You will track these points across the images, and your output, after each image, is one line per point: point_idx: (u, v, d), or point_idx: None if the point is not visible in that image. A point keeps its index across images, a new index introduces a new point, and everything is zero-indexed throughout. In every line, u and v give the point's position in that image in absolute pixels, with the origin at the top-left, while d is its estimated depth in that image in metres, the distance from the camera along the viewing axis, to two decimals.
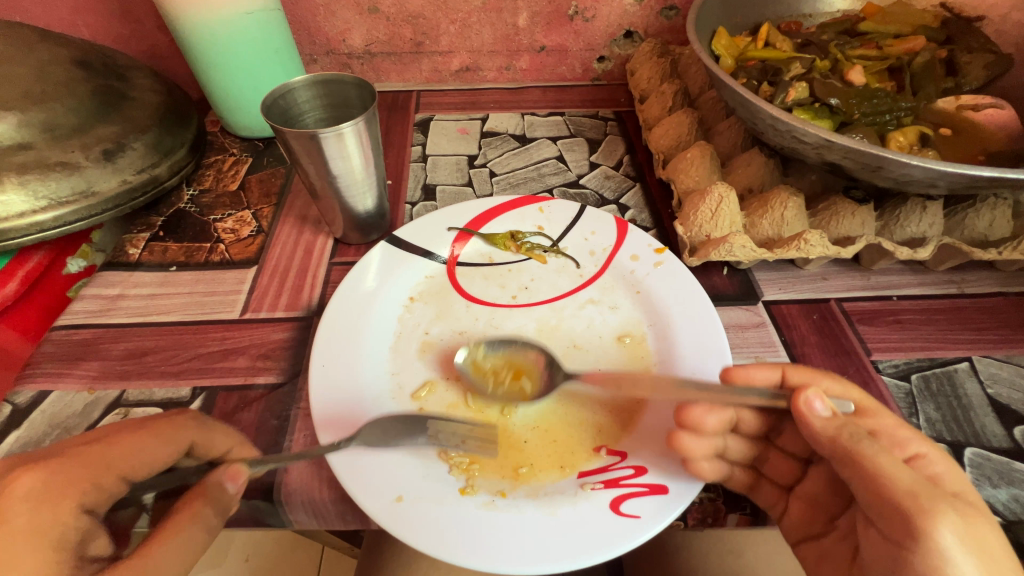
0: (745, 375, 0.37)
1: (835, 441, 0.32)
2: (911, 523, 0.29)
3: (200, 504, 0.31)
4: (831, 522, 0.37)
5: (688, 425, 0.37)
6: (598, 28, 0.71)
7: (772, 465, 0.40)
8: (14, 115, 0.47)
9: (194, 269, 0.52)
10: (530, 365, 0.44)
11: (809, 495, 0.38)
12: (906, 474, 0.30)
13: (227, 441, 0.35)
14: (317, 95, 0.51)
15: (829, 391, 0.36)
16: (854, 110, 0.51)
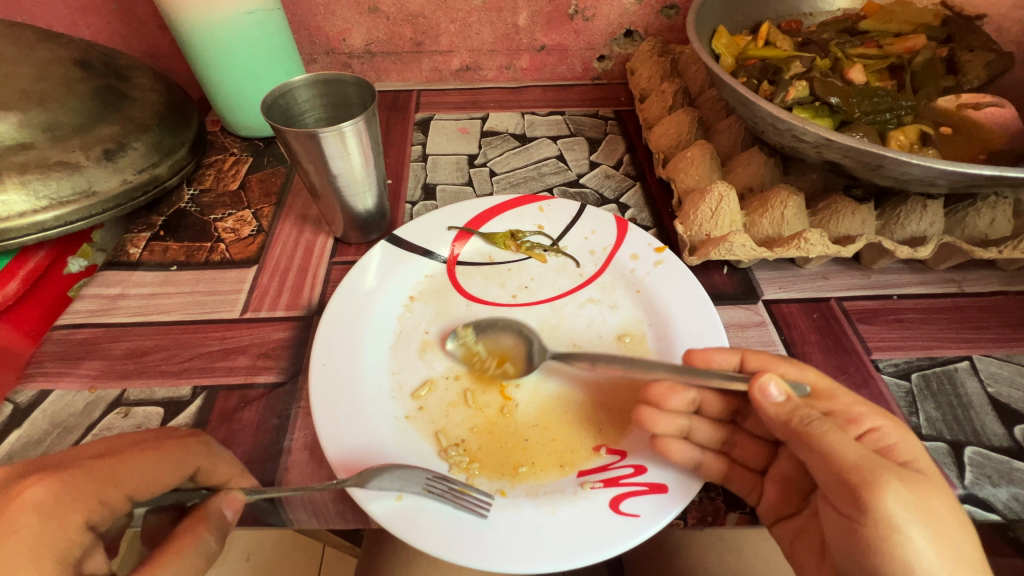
0: (704, 357, 0.38)
1: (786, 425, 0.32)
2: (858, 498, 0.29)
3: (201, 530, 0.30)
4: (806, 500, 0.36)
5: (650, 401, 0.39)
6: (598, 28, 0.71)
7: (741, 449, 0.39)
8: (15, 116, 0.48)
9: (195, 268, 0.53)
10: (513, 349, 0.45)
11: (783, 475, 0.37)
12: (853, 448, 0.30)
13: (229, 470, 0.34)
14: (317, 94, 0.51)
15: (786, 374, 0.37)
16: (854, 108, 0.51)
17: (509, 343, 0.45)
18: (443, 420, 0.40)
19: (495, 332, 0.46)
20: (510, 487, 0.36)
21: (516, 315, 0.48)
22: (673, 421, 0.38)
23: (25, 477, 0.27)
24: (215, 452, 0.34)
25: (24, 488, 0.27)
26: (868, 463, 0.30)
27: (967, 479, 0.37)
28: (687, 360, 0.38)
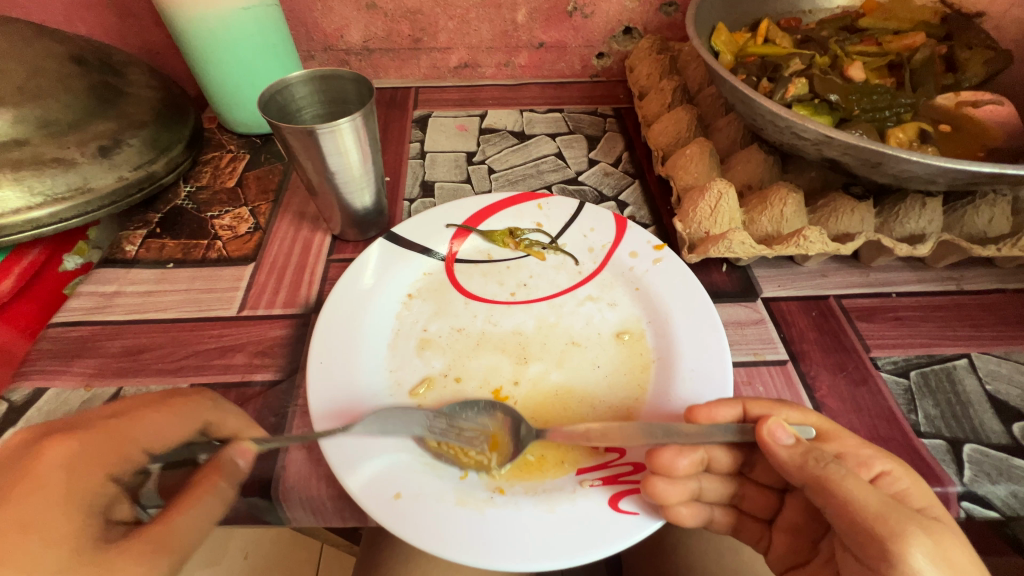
0: (707, 415, 0.36)
1: (802, 469, 0.32)
2: (884, 549, 0.29)
3: (216, 479, 0.33)
4: (815, 548, 0.37)
5: (659, 470, 0.35)
6: (597, 25, 0.71)
7: (750, 501, 0.40)
8: (9, 111, 0.47)
9: (191, 266, 0.52)
10: (494, 425, 0.39)
11: (790, 526, 0.39)
12: (873, 495, 0.30)
13: (238, 421, 0.36)
14: (315, 90, 0.50)
15: (789, 419, 0.36)
16: (853, 105, 0.50)
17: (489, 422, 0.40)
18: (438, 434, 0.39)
19: (473, 412, 0.40)
20: (507, 486, 0.36)
21: (516, 312, 0.48)
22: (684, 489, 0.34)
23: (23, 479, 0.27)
24: (222, 405, 0.36)
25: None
26: (888, 511, 0.30)
27: (966, 477, 0.37)
28: (691, 418, 0.36)
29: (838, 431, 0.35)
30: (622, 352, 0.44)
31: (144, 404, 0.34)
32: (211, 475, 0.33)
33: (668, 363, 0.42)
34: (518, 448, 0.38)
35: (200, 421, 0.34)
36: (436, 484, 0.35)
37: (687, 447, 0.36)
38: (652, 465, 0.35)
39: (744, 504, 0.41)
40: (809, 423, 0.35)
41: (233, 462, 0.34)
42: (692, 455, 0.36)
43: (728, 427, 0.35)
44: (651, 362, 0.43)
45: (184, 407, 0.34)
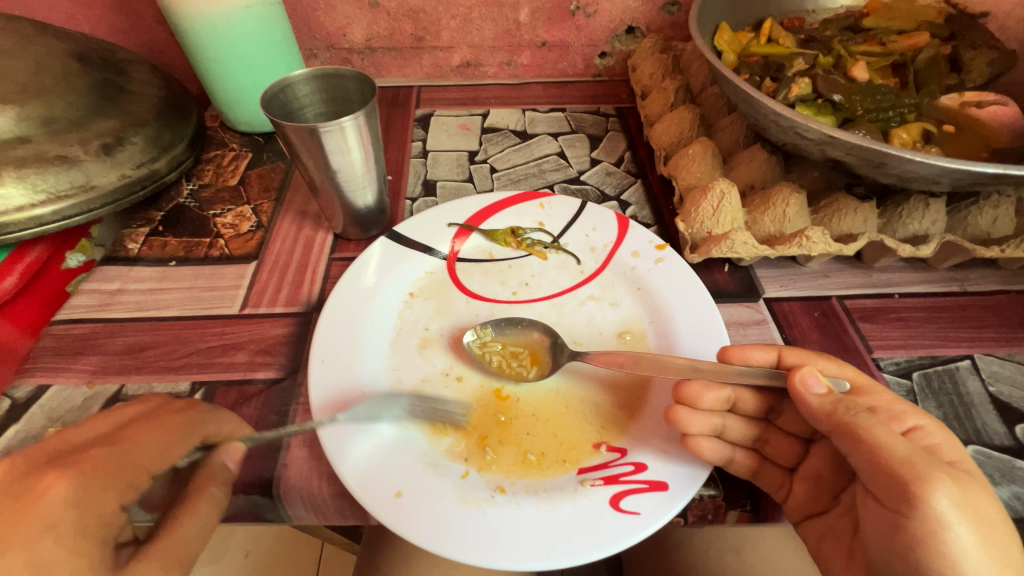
0: (741, 355, 0.38)
1: (832, 416, 0.32)
2: (907, 492, 0.29)
3: (211, 487, 0.33)
4: (836, 499, 0.36)
5: (684, 401, 0.38)
6: (599, 24, 0.71)
7: (774, 446, 0.39)
8: (12, 109, 0.47)
9: (194, 264, 0.52)
10: (534, 343, 0.45)
11: (813, 473, 0.37)
12: (901, 443, 0.30)
13: (233, 426, 0.36)
14: (317, 89, 0.50)
15: (826, 370, 0.37)
16: (857, 106, 0.50)
17: (529, 339, 0.45)
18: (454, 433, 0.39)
19: (515, 329, 0.45)
20: (509, 484, 0.36)
21: (517, 311, 0.48)
22: (708, 420, 0.37)
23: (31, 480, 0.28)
24: (217, 414, 0.35)
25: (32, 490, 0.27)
26: (916, 458, 0.30)
27: None
28: (724, 354, 0.39)
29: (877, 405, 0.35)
30: None
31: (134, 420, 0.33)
32: (208, 483, 0.33)
33: None
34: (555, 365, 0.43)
35: (201, 434, 0.34)
36: (438, 483, 0.35)
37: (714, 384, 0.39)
38: (678, 396, 0.38)
39: (767, 448, 0.39)
40: (844, 376, 0.36)
41: (226, 466, 0.34)
42: (718, 392, 0.39)
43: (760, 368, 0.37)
44: None
45: (178, 420, 0.33)
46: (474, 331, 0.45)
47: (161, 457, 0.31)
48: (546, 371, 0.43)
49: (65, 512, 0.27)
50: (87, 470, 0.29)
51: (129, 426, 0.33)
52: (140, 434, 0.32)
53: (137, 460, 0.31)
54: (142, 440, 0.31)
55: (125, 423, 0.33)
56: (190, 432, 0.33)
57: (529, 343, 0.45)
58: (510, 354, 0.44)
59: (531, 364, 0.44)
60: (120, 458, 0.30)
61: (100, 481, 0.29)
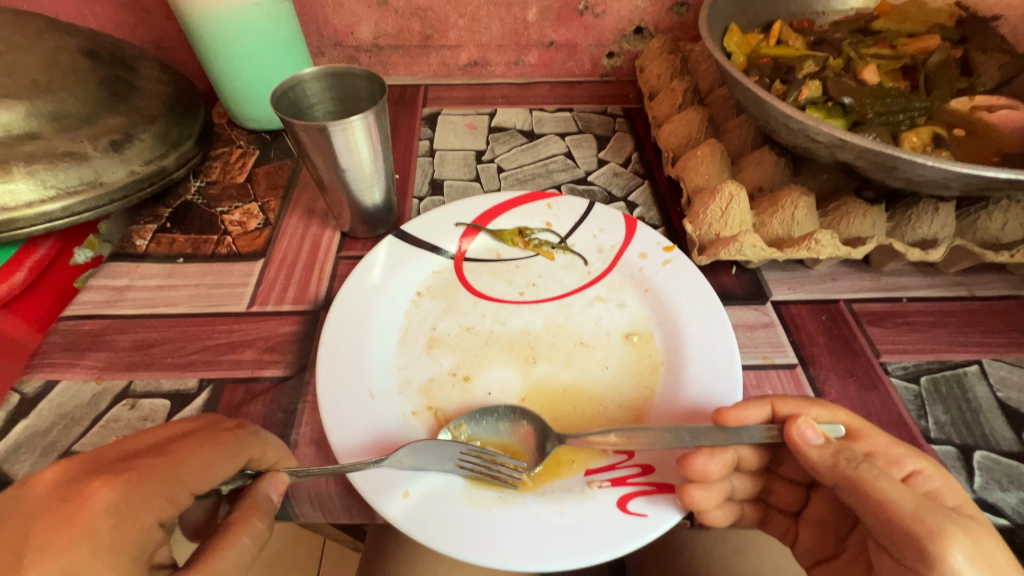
0: (736, 416, 0.35)
1: (834, 469, 0.32)
2: (923, 550, 0.29)
3: (255, 519, 0.31)
4: (843, 543, 0.37)
5: (693, 478, 0.34)
6: (608, 24, 0.70)
7: (778, 495, 0.40)
8: (22, 105, 0.47)
9: (202, 260, 0.52)
10: (515, 442, 0.39)
11: (816, 519, 0.38)
12: (907, 495, 0.30)
13: (277, 451, 0.34)
14: (328, 87, 0.50)
15: (819, 418, 0.35)
16: (867, 109, 0.50)
17: (510, 438, 0.39)
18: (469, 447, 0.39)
19: (493, 423, 0.40)
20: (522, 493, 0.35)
21: (524, 312, 0.48)
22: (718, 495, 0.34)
23: (85, 489, 0.27)
24: (264, 438, 0.34)
25: (87, 501, 0.27)
26: (925, 511, 0.30)
27: (976, 483, 0.37)
28: (720, 420, 0.36)
29: None
30: (631, 353, 0.44)
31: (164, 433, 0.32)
32: (251, 513, 0.31)
33: (676, 365, 0.42)
34: (541, 457, 0.38)
35: (247, 456, 0.32)
36: (445, 483, 0.35)
37: (717, 449, 0.35)
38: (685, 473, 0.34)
39: (772, 497, 0.40)
40: (838, 422, 0.35)
41: (270, 499, 0.32)
42: (723, 457, 0.35)
43: (756, 429, 0.35)
44: (660, 365, 0.43)
45: (228, 441, 0.32)
46: (447, 430, 0.39)
47: (204, 477, 0.30)
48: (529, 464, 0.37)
49: (105, 522, 0.27)
50: (133, 482, 0.28)
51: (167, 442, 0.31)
52: (188, 451, 0.30)
53: (183, 479, 0.29)
54: (191, 458, 0.30)
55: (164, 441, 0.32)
56: (237, 454, 0.31)
57: (509, 442, 0.39)
58: None
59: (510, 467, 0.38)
60: (166, 472, 0.29)
61: (143, 494, 0.28)
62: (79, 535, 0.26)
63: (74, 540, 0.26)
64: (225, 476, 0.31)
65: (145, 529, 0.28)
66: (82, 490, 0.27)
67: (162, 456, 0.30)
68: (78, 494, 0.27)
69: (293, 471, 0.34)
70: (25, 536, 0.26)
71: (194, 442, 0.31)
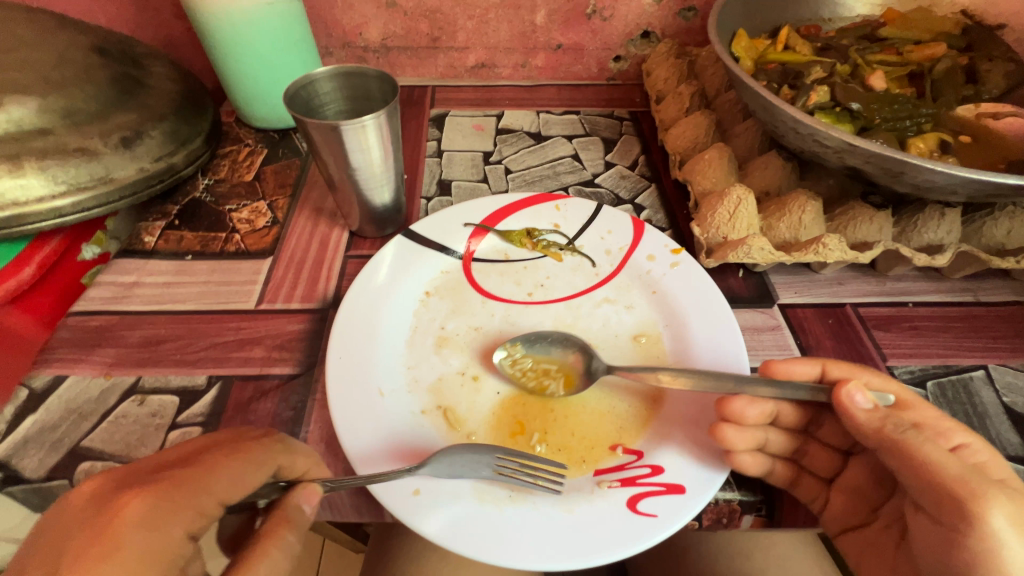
0: (784, 371, 0.37)
1: (881, 431, 0.32)
2: (962, 508, 0.29)
3: (285, 531, 0.30)
4: (874, 512, 0.37)
5: (729, 418, 0.36)
6: (615, 28, 0.71)
7: (812, 458, 0.39)
8: (34, 101, 0.47)
9: (210, 258, 0.52)
10: (568, 362, 0.43)
11: (854, 486, 0.38)
12: (953, 461, 0.30)
13: (307, 460, 0.34)
14: (339, 86, 0.50)
15: (870, 383, 0.37)
16: (875, 114, 0.51)
17: (562, 358, 0.44)
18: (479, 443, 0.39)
19: (546, 347, 0.44)
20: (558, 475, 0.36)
21: (532, 312, 0.48)
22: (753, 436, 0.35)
23: (117, 501, 0.27)
24: (291, 445, 0.33)
25: (120, 514, 0.26)
26: (970, 475, 0.30)
27: None
28: (768, 372, 0.38)
29: (915, 406, 0.35)
30: (639, 354, 0.44)
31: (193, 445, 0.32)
32: (279, 526, 0.31)
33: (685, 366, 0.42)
34: (591, 378, 0.42)
35: (274, 466, 0.31)
36: (455, 481, 0.35)
37: (757, 398, 0.37)
38: (723, 413, 0.37)
39: (806, 460, 0.39)
40: (890, 390, 0.36)
41: (301, 510, 0.32)
42: (762, 406, 0.37)
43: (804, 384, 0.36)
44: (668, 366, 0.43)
45: (255, 450, 0.31)
46: (503, 348, 0.44)
47: (234, 487, 0.29)
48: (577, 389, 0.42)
49: (136, 535, 0.26)
50: (165, 491, 0.27)
51: (198, 453, 0.31)
52: (219, 461, 0.30)
53: (211, 488, 0.29)
54: (220, 467, 0.29)
55: (198, 450, 0.31)
56: (264, 463, 0.31)
57: (562, 362, 0.44)
58: (540, 372, 0.43)
59: (562, 384, 0.42)
60: (196, 482, 0.28)
61: (174, 504, 0.27)
62: (110, 549, 0.25)
63: (106, 552, 0.25)
64: (255, 485, 0.30)
65: (175, 542, 0.27)
66: (114, 502, 0.27)
67: (191, 467, 0.29)
68: (111, 507, 0.27)
69: (324, 483, 0.33)
70: (59, 551, 0.26)
71: (222, 452, 0.31)
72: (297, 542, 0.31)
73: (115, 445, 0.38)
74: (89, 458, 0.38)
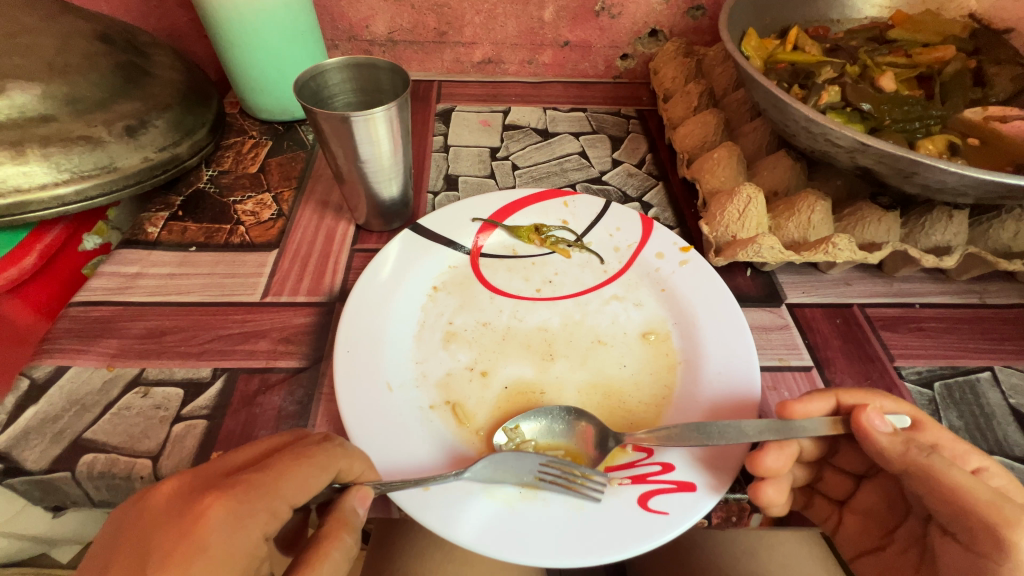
0: (803, 411, 0.35)
1: (905, 457, 0.32)
2: (998, 537, 0.29)
3: (345, 534, 0.30)
4: (890, 535, 0.37)
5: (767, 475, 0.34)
6: (623, 25, 0.71)
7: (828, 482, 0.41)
8: (38, 87, 0.46)
9: (214, 250, 0.52)
10: (578, 447, 0.38)
11: (865, 509, 0.39)
12: (980, 486, 0.30)
13: (363, 465, 0.33)
14: (349, 78, 0.50)
15: (885, 408, 0.36)
16: (885, 116, 0.51)
17: (570, 440, 0.39)
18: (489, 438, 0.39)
19: (549, 425, 0.40)
20: (596, 472, 0.35)
21: (540, 308, 0.48)
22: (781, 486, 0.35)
23: (198, 504, 0.26)
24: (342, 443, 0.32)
25: (201, 517, 0.26)
26: (1003, 503, 0.29)
27: None
28: (785, 414, 0.36)
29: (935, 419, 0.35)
30: (648, 352, 0.44)
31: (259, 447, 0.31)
32: (340, 529, 0.30)
33: (694, 366, 0.42)
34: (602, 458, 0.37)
35: (336, 470, 0.31)
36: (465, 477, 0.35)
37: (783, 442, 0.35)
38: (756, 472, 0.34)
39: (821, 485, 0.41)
40: (902, 412, 0.35)
41: (357, 513, 0.31)
42: (789, 451, 0.35)
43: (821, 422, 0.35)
44: (677, 364, 0.43)
45: (319, 454, 0.30)
46: (504, 432, 0.39)
47: (304, 492, 0.29)
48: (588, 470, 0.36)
49: (217, 540, 0.25)
50: (245, 496, 0.27)
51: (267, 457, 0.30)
52: (289, 465, 0.29)
53: (283, 492, 0.28)
54: (291, 472, 0.29)
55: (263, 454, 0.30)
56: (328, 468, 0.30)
57: (571, 445, 0.39)
58: None
59: None
60: (267, 487, 0.28)
61: (251, 509, 0.27)
62: (195, 552, 0.25)
63: (192, 552, 0.25)
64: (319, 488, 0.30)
65: (251, 545, 0.26)
66: (196, 505, 0.26)
67: (262, 471, 0.29)
68: (192, 509, 0.26)
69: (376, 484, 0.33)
70: (142, 551, 0.25)
71: (290, 455, 0.30)
72: (354, 545, 0.31)
73: (119, 437, 0.38)
74: (92, 450, 0.37)
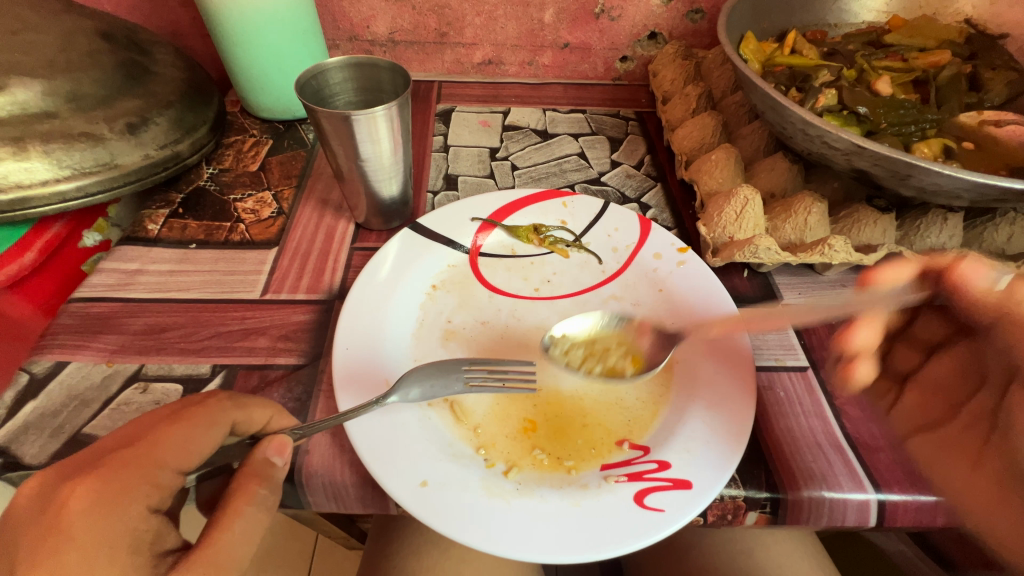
0: (884, 277, 0.40)
1: (999, 302, 0.37)
2: None
3: (255, 487, 0.32)
4: (956, 408, 0.40)
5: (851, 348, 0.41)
6: (622, 28, 0.71)
7: (901, 357, 0.44)
8: (39, 83, 0.47)
9: (214, 247, 0.52)
10: (634, 344, 0.45)
11: (931, 380, 0.42)
12: None
13: (265, 413, 0.35)
14: (350, 77, 0.50)
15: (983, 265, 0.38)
16: (881, 119, 0.52)
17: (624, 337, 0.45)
18: (488, 434, 0.39)
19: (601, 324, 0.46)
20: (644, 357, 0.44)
21: (540, 307, 0.48)
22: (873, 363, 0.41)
23: (61, 495, 0.28)
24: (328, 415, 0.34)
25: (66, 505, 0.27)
26: None
27: None
28: (867, 281, 0.41)
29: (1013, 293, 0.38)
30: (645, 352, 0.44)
31: (135, 423, 0.32)
32: (250, 482, 0.32)
33: (691, 364, 0.42)
34: (653, 357, 0.43)
35: (229, 423, 0.32)
36: (463, 475, 0.35)
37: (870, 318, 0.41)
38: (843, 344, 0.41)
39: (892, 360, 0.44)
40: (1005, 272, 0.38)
41: (271, 463, 0.33)
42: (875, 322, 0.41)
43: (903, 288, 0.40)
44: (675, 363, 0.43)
45: (200, 413, 0.32)
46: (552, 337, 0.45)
47: (182, 455, 0.31)
48: (646, 365, 0.43)
49: (92, 526, 0.27)
50: (111, 475, 0.29)
51: (149, 429, 0.31)
52: (161, 435, 0.30)
53: (160, 463, 0.30)
54: (163, 440, 0.30)
55: (149, 424, 0.32)
56: (216, 423, 0.32)
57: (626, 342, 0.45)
58: (601, 352, 0.45)
59: (630, 364, 0.44)
60: (141, 462, 0.29)
61: (122, 484, 0.28)
62: (65, 540, 0.26)
63: (62, 541, 0.26)
64: (205, 446, 0.31)
65: (135, 519, 0.28)
66: (60, 494, 0.28)
67: (134, 446, 0.30)
68: (57, 501, 0.28)
69: (293, 431, 0.34)
70: (17, 549, 0.27)
71: (166, 422, 0.31)
72: (271, 495, 0.32)
73: None
74: (90, 445, 0.37)
